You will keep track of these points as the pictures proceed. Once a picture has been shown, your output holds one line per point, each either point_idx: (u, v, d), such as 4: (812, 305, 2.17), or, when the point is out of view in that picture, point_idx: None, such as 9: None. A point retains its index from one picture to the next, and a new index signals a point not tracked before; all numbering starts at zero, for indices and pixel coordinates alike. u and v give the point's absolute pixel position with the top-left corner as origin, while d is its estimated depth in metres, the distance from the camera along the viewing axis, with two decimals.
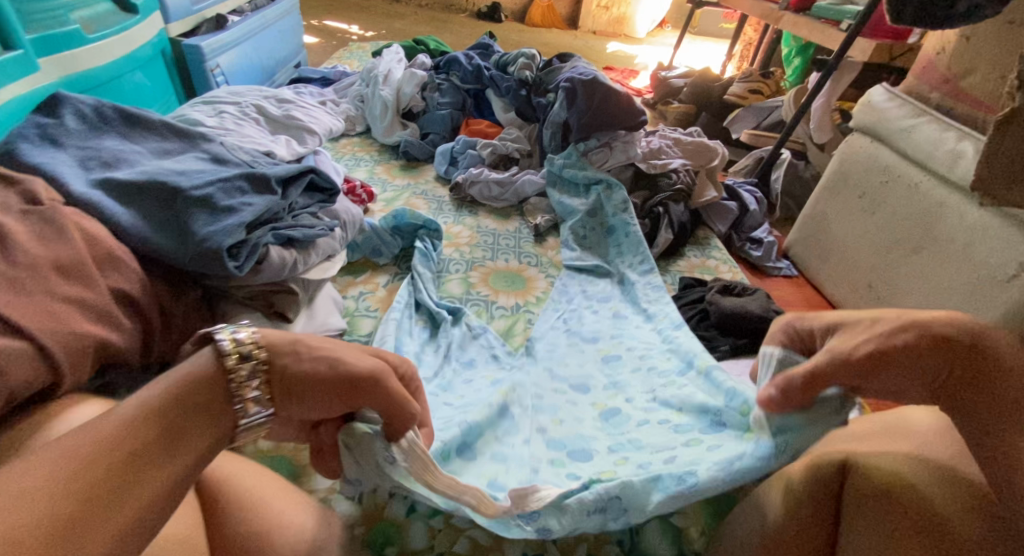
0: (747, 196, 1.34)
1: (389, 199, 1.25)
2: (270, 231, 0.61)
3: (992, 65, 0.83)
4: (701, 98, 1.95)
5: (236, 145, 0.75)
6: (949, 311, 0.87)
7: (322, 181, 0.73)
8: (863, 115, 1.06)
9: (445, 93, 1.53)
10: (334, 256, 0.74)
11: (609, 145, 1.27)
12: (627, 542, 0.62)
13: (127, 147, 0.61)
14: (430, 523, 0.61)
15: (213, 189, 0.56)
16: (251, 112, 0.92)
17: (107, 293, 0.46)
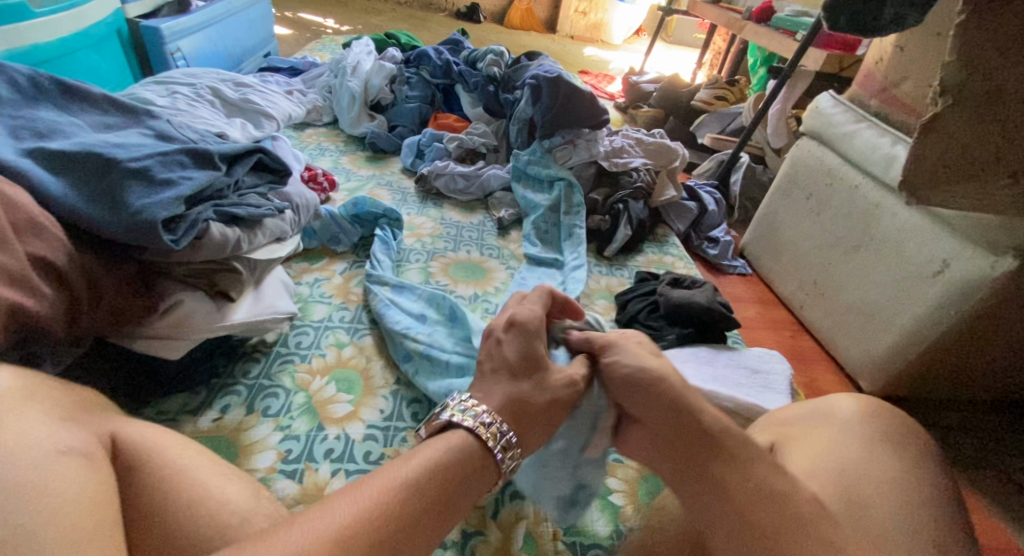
0: (706, 197, 1.39)
1: (353, 188, 1.25)
2: (212, 208, 0.60)
3: (922, 74, 0.88)
4: (669, 103, 2.00)
5: (184, 124, 0.75)
6: (881, 306, 0.92)
7: (271, 161, 0.73)
8: (812, 120, 1.10)
9: (414, 86, 1.53)
10: (284, 238, 0.74)
11: (572, 143, 1.30)
12: (565, 519, 0.64)
13: (64, 119, 0.60)
14: None
15: (151, 162, 0.55)
16: (206, 94, 0.91)
17: (27, 259, 0.45)
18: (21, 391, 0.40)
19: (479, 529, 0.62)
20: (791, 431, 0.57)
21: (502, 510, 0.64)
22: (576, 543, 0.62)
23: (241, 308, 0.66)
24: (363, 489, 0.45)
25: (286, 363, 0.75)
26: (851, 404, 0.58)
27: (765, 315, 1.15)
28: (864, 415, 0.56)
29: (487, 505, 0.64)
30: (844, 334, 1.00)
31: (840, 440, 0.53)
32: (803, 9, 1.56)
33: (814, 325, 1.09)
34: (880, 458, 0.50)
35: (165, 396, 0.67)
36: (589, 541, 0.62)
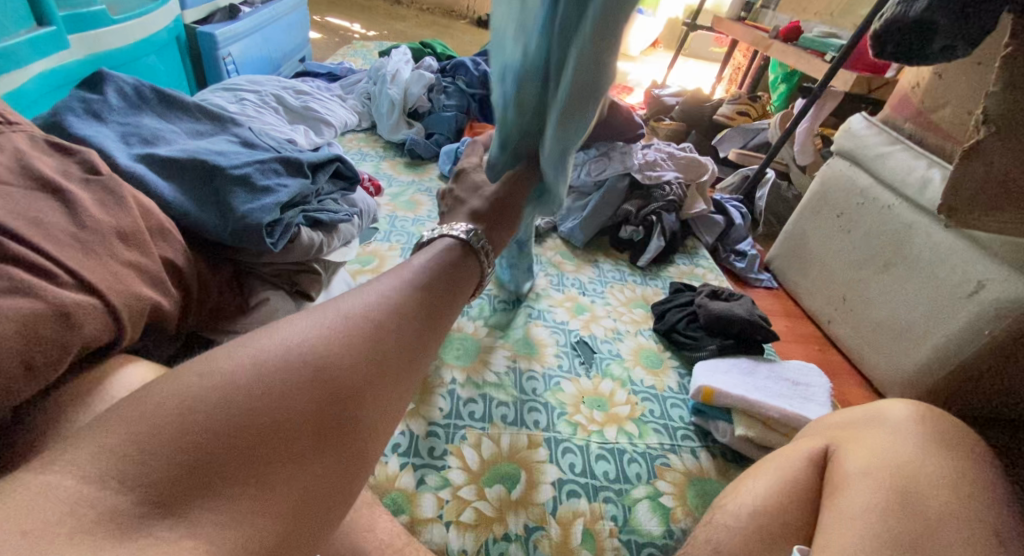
0: (734, 211, 1.43)
1: (395, 193, 1.30)
2: (300, 213, 0.64)
3: (961, 101, 0.92)
4: (693, 117, 2.04)
5: (262, 132, 0.78)
6: (913, 323, 0.95)
7: (344, 169, 0.76)
8: (845, 140, 1.14)
9: (451, 95, 1.57)
10: (351, 242, 0.78)
11: (607, 155, 1.34)
12: (620, 518, 0.68)
13: (164, 126, 0.64)
14: (438, 494, 0.65)
15: (251, 170, 0.59)
16: (271, 101, 0.95)
17: (159, 261, 0.48)
18: None
19: (541, 524, 0.65)
20: (844, 432, 0.56)
21: (560, 507, 0.67)
22: (632, 541, 0.65)
23: None
24: (324, 313, 0.43)
25: None
26: (902, 406, 0.56)
27: (794, 328, 1.19)
28: (918, 417, 0.54)
29: (547, 502, 0.68)
30: (874, 349, 1.03)
31: (894, 442, 0.51)
32: (831, 31, 1.60)
33: (842, 340, 1.12)
34: (937, 459, 0.48)
35: None
36: (645, 540, 0.66)
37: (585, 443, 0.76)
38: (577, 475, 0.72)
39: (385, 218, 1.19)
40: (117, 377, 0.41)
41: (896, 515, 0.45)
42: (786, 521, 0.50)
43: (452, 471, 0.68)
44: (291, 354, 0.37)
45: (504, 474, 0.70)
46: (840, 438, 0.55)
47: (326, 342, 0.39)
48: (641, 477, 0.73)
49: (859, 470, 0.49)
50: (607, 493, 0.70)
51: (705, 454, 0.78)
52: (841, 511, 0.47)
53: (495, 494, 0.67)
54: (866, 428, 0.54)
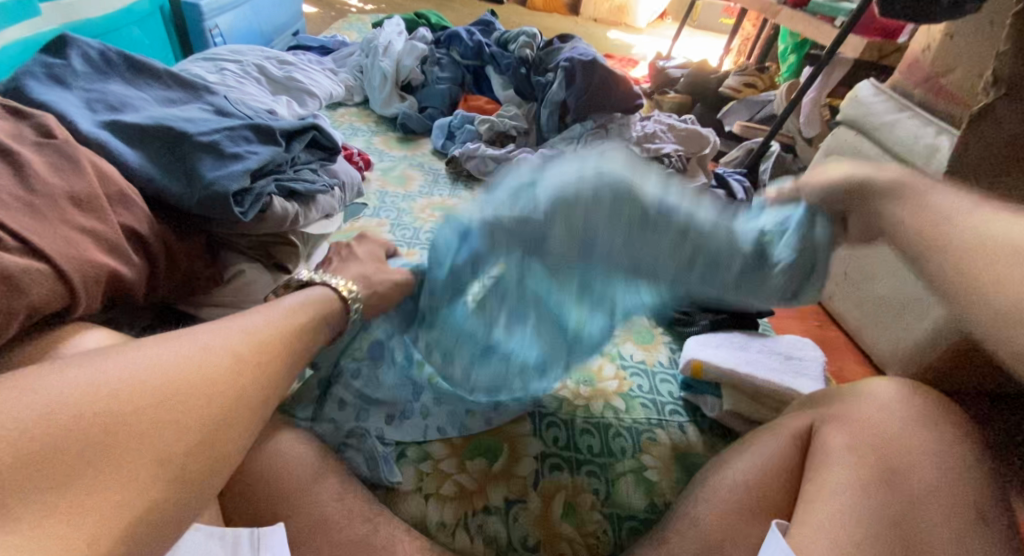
0: (735, 185, 1.40)
1: (386, 168, 1.29)
2: (273, 182, 0.62)
3: (972, 63, 0.87)
4: (698, 89, 1.98)
5: (239, 101, 0.76)
6: (914, 297, 0.92)
7: (323, 139, 0.74)
8: (850, 109, 1.10)
9: (444, 67, 1.54)
10: (332, 214, 0.77)
11: (604, 128, 1.30)
12: (603, 491, 0.67)
13: (132, 93, 0.62)
14: (419, 466, 0.65)
15: (220, 136, 0.58)
16: (252, 71, 0.93)
17: (119, 228, 0.47)
18: None
19: (521, 497, 0.65)
20: (828, 407, 0.54)
21: (542, 480, 0.67)
22: (614, 514, 0.65)
23: None
24: (178, 343, 0.40)
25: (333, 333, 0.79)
26: (886, 383, 0.54)
27: None
28: (905, 394, 0.53)
29: (528, 475, 0.67)
30: (874, 325, 1.01)
31: (879, 418, 0.50)
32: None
33: (841, 315, 1.10)
34: (920, 437, 0.48)
35: None
36: (627, 513, 0.65)
37: (571, 418, 0.75)
38: (561, 449, 0.71)
39: (376, 193, 1.18)
40: (71, 343, 0.41)
41: (879, 490, 0.44)
42: (764, 492, 0.49)
43: (434, 444, 0.68)
44: (137, 387, 0.35)
45: (486, 447, 0.69)
46: (825, 412, 0.54)
47: (145, 392, 0.35)
48: (626, 451, 0.72)
49: (843, 444, 0.49)
50: (590, 467, 0.69)
51: (693, 428, 0.77)
52: (821, 484, 0.46)
53: (476, 467, 0.66)
54: (851, 404, 0.53)
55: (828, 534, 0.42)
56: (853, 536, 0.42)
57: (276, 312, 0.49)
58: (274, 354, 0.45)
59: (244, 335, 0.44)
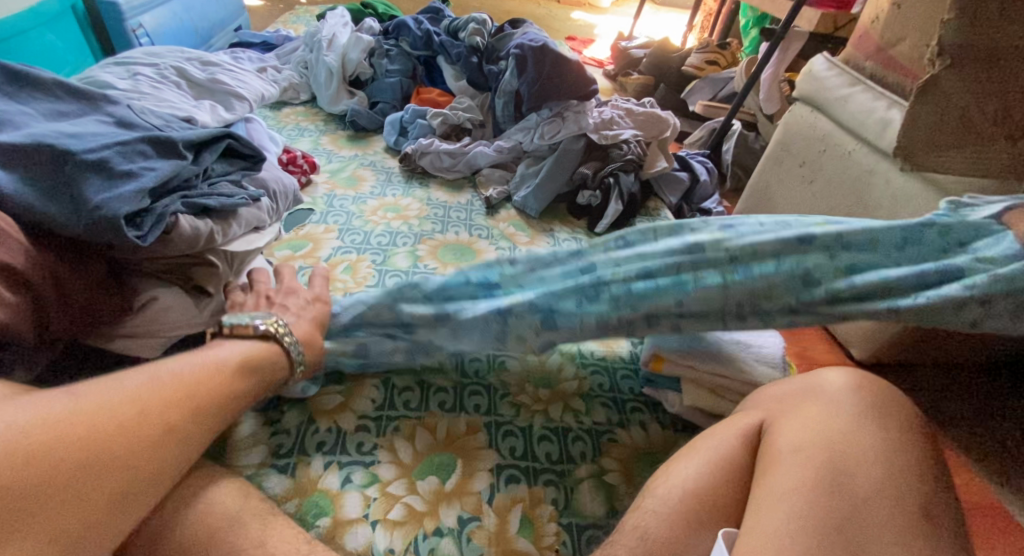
0: (698, 167, 1.38)
1: (334, 169, 1.25)
2: (180, 199, 0.57)
3: (919, 32, 0.85)
4: (660, 69, 1.95)
5: (149, 109, 0.71)
6: None
7: (243, 147, 0.69)
8: (805, 84, 1.07)
9: (394, 59, 1.48)
10: (261, 227, 0.72)
11: (560, 116, 1.26)
12: (560, 501, 0.64)
13: (13, 108, 0.56)
14: (364, 491, 0.62)
15: (110, 153, 0.52)
16: (171, 75, 0.87)
17: None
18: None
19: (475, 515, 0.61)
20: (782, 405, 0.52)
21: (497, 495, 0.64)
22: (572, 524, 0.62)
23: (221, 303, 0.64)
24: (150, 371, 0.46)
25: None
26: (842, 374, 0.52)
27: None
28: (855, 386, 0.50)
29: (483, 491, 0.64)
30: None
31: (828, 413, 0.48)
32: None
33: None
34: (868, 431, 0.46)
35: None
36: (587, 522, 0.62)
37: (527, 425, 0.73)
38: (518, 459, 0.68)
39: (323, 197, 1.14)
40: None
41: (823, 493, 0.42)
42: (717, 501, 0.47)
43: (381, 466, 0.64)
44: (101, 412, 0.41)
45: (438, 464, 0.66)
46: (775, 409, 0.52)
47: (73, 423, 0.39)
48: (584, 455, 0.70)
49: (790, 441, 0.46)
50: (548, 476, 0.67)
51: (655, 425, 0.75)
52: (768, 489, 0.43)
53: (427, 487, 0.63)
54: (805, 401, 0.50)
55: (775, 544, 0.39)
56: (798, 544, 0.39)
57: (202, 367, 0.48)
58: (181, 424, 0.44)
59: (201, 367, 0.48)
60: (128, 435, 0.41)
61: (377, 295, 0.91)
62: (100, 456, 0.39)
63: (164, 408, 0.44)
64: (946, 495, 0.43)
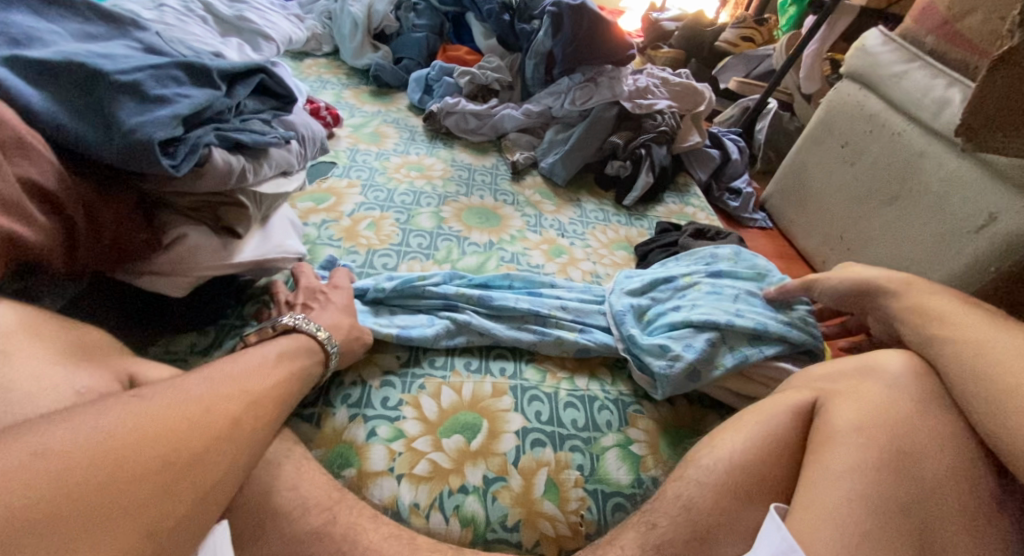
0: (730, 145, 1.34)
1: (357, 125, 1.21)
2: (214, 131, 0.54)
3: (994, 4, 0.80)
4: (692, 43, 1.89)
5: (178, 39, 0.67)
6: (912, 262, 0.89)
7: (275, 85, 0.66)
8: (855, 60, 1.03)
9: (420, 14, 1.42)
10: (290, 172, 0.69)
11: (593, 81, 1.21)
12: (587, 467, 0.63)
13: (40, 25, 0.53)
14: (390, 446, 0.60)
15: (144, 76, 0.49)
16: (197, 9, 0.82)
17: (16, 182, 0.40)
18: (25, 331, 0.39)
19: (501, 476, 0.60)
20: (835, 384, 0.51)
21: (523, 457, 0.63)
22: (599, 491, 0.61)
23: (248, 246, 0.62)
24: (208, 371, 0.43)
25: None
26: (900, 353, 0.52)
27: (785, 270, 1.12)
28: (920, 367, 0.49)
29: (509, 452, 0.63)
30: None
31: (890, 393, 0.47)
32: None
33: None
34: (934, 414, 0.45)
35: (174, 334, 0.62)
36: (612, 490, 0.61)
37: (553, 391, 0.71)
38: (544, 424, 0.67)
39: (346, 152, 1.11)
40: None
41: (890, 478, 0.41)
42: (763, 473, 0.46)
43: (407, 421, 0.63)
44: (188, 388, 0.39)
45: (464, 423, 0.65)
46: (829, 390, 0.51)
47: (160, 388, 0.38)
48: (611, 424, 0.68)
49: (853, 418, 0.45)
50: (574, 442, 0.65)
51: (682, 400, 0.73)
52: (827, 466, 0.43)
53: (453, 445, 0.62)
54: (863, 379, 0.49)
55: (829, 524, 0.40)
56: (857, 525, 0.39)
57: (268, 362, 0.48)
58: (255, 395, 0.43)
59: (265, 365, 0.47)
60: (190, 388, 0.40)
61: (401, 254, 0.89)
62: (149, 389, 0.38)
63: (233, 379, 0.42)
64: (995, 476, 0.43)
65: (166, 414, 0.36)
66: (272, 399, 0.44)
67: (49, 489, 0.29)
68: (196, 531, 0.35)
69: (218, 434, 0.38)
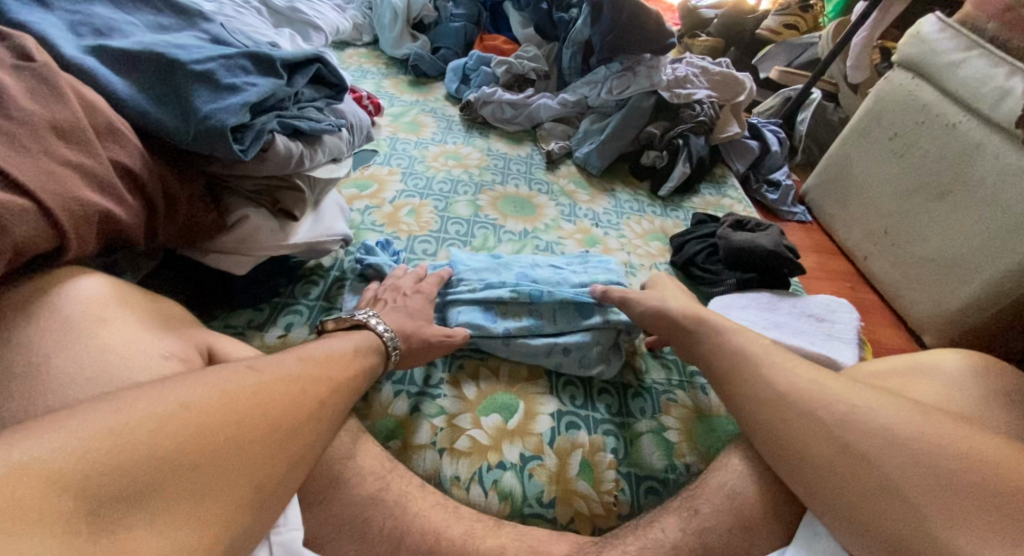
0: (770, 136, 1.31)
1: (396, 113, 1.24)
2: (276, 118, 0.57)
3: None
4: (732, 31, 1.84)
5: (237, 29, 0.71)
6: (962, 259, 0.87)
7: (328, 74, 0.69)
8: (909, 48, 0.99)
9: (459, 3, 1.44)
10: (341, 159, 0.72)
11: (631, 70, 1.21)
12: (621, 451, 0.64)
13: (119, 16, 0.57)
14: (432, 421, 0.63)
15: (215, 65, 0.52)
16: (252, 1, 0.86)
17: (109, 164, 0.44)
18: (116, 301, 0.43)
19: (537, 454, 0.62)
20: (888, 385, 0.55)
21: (559, 438, 0.64)
22: (632, 474, 0.63)
23: (301, 228, 0.65)
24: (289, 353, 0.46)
25: (344, 287, 0.73)
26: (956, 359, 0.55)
27: (825, 265, 1.10)
28: (973, 369, 0.54)
29: (545, 432, 0.65)
30: (915, 287, 0.96)
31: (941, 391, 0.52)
32: None
33: (878, 279, 1.04)
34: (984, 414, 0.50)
35: (234, 310, 0.66)
36: (646, 473, 0.63)
37: (588, 377, 0.72)
38: (578, 407, 0.68)
39: (387, 140, 1.15)
40: (68, 292, 0.41)
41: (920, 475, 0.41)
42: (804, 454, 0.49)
43: (447, 399, 0.66)
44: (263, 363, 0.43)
45: (502, 404, 0.67)
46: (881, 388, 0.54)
47: (243, 369, 0.41)
48: (645, 411, 0.70)
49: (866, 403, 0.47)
50: (608, 426, 0.67)
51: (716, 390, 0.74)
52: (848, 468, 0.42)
53: (491, 424, 0.64)
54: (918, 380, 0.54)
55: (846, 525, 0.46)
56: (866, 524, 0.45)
57: (335, 344, 0.51)
58: (334, 376, 0.46)
59: (337, 349, 0.50)
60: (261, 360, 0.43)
61: (439, 240, 0.92)
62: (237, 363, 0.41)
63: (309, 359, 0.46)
64: None
65: (246, 381, 0.40)
66: (338, 373, 0.48)
67: (155, 440, 0.32)
68: (279, 485, 0.38)
69: (299, 399, 0.41)
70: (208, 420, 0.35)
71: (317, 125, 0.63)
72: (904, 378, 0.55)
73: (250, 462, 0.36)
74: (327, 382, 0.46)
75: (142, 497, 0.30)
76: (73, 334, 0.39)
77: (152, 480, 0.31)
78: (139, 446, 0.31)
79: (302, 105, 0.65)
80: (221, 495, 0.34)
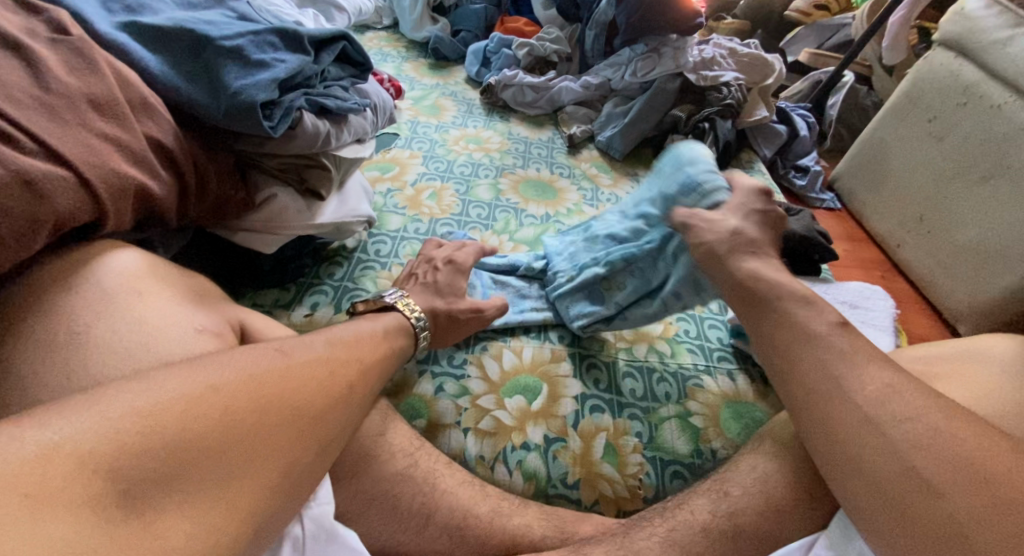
0: (799, 120, 1.27)
1: (417, 97, 1.23)
2: (303, 96, 0.57)
3: None
4: (760, 13, 1.79)
5: (263, 8, 0.70)
6: (1004, 246, 0.84)
7: (354, 53, 0.68)
8: (952, 25, 0.95)
9: None
10: (366, 139, 0.72)
11: (657, 51, 1.18)
12: (646, 435, 0.64)
13: None
14: (456, 402, 0.64)
15: (245, 41, 0.52)
16: None
17: (143, 138, 0.44)
18: (152, 274, 0.44)
19: (561, 436, 0.62)
20: (929, 371, 0.53)
21: (583, 421, 0.64)
22: (657, 458, 0.62)
23: (328, 208, 0.65)
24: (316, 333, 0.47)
25: (368, 269, 0.73)
26: (1004, 346, 0.53)
27: (854, 253, 1.07)
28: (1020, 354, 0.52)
29: (569, 415, 0.64)
30: (951, 275, 0.93)
31: (989, 375, 0.50)
32: None
33: (911, 267, 1.01)
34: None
35: (261, 288, 0.67)
36: (671, 458, 0.62)
37: (612, 361, 0.72)
38: (602, 391, 0.68)
39: (407, 123, 1.14)
40: (105, 265, 0.42)
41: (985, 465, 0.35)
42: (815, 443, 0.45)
43: (471, 380, 0.66)
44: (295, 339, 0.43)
45: (526, 386, 0.67)
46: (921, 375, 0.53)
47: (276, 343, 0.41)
48: (670, 396, 0.69)
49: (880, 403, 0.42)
50: (633, 411, 0.66)
51: (742, 377, 0.73)
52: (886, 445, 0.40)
53: (515, 406, 0.64)
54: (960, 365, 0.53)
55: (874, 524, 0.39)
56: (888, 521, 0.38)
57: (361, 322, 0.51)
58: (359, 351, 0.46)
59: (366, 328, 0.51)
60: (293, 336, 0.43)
61: (461, 224, 0.91)
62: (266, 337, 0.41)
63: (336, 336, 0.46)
64: None
65: (279, 354, 0.40)
66: (366, 350, 0.48)
67: (194, 408, 0.33)
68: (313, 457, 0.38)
69: (329, 375, 0.42)
70: (244, 391, 0.35)
71: (344, 104, 0.63)
72: (945, 363, 0.53)
73: (284, 432, 0.36)
74: (357, 358, 0.46)
75: (183, 462, 0.31)
76: (112, 305, 0.39)
77: (192, 446, 0.31)
78: (178, 414, 0.32)
79: (330, 83, 0.64)
80: (257, 464, 0.34)
